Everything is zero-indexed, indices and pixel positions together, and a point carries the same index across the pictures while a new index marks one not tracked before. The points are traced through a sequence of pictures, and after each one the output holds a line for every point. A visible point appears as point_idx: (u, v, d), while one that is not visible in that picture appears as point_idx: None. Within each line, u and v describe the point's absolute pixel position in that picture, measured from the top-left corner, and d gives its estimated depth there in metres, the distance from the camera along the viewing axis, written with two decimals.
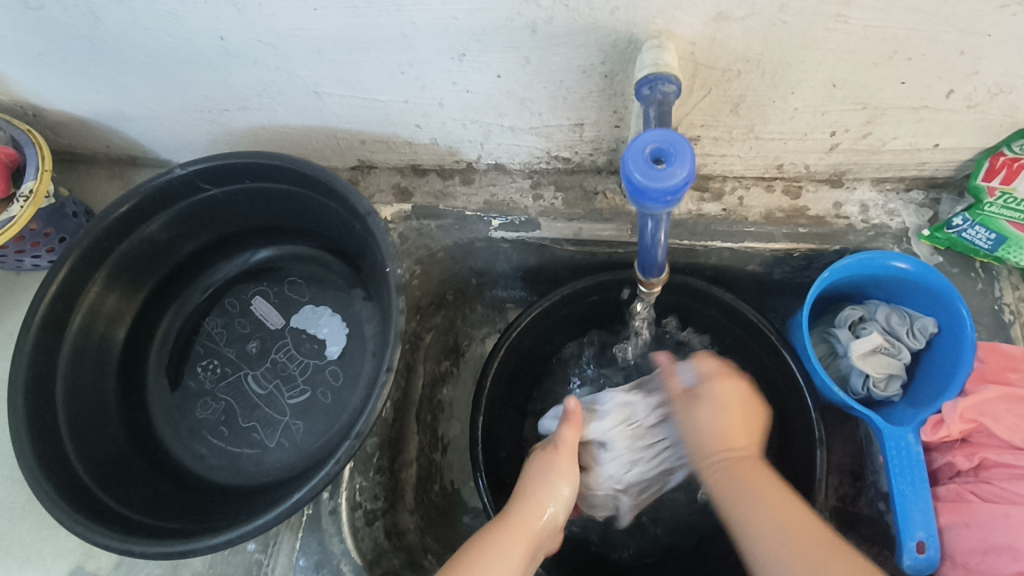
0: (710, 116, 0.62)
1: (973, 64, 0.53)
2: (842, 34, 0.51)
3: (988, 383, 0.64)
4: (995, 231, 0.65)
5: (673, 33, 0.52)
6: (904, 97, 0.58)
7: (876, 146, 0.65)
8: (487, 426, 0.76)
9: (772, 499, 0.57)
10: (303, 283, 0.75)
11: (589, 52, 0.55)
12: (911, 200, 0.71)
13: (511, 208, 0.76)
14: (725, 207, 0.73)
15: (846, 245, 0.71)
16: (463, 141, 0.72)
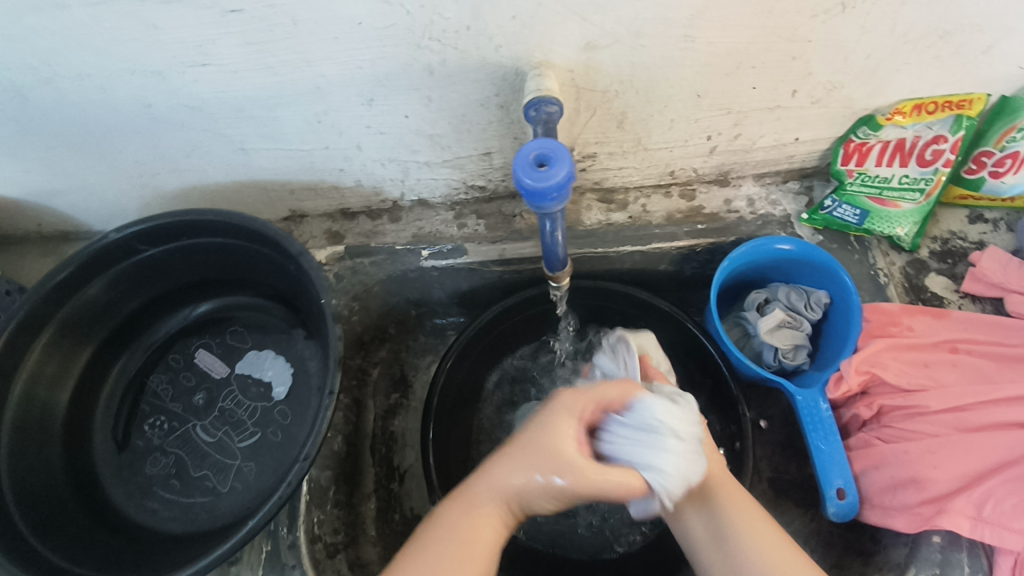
0: (601, 133, 0.71)
1: (806, 66, 0.62)
2: (692, 51, 0.59)
3: (875, 338, 0.72)
4: (859, 207, 0.76)
5: (552, 63, 0.59)
6: (759, 101, 0.67)
7: (748, 145, 0.74)
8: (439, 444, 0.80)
9: (748, 511, 0.56)
10: (246, 331, 0.78)
11: (483, 87, 0.62)
12: (789, 189, 0.81)
13: (438, 238, 0.82)
14: (631, 215, 0.81)
15: (740, 236, 0.80)
16: (386, 180, 0.78)
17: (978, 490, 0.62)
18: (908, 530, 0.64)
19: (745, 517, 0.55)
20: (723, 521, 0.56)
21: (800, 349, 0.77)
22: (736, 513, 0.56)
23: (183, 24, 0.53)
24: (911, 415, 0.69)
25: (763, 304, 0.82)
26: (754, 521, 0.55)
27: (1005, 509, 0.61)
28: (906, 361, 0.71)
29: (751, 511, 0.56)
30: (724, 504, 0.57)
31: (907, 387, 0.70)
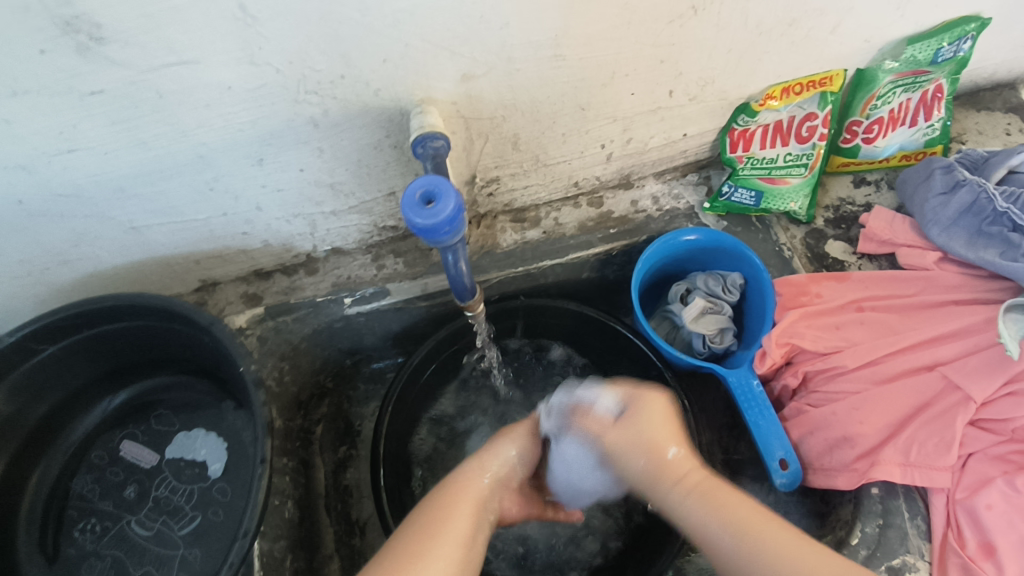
0: (499, 157, 0.72)
1: (675, 67, 0.65)
2: (566, 68, 0.61)
3: (790, 310, 0.76)
4: (753, 189, 0.80)
5: (433, 98, 0.60)
6: (641, 106, 0.70)
7: (642, 147, 0.77)
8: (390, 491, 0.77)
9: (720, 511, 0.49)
10: (173, 413, 0.75)
11: (372, 130, 0.62)
12: (689, 182, 0.85)
13: (357, 283, 0.81)
14: (545, 230, 0.83)
15: (651, 233, 0.82)
16: (295, 235, 0.77)
17: (902, 436, 0.66)
18: (849, 488, 0.67)
19: (719, 513, 0.48)
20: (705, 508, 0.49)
21: (725, 333, 0.80)
22: (715, 514, 0.48)
23: (43, 112, 0.51)
24: (833, 377, 0.72)
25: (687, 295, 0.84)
26: (725, 508, 0.49)
27: (927, 450, 0.65)
28: (819, 327, 0.74)
29: (724, 497, 0.50)
30: (724, 513, 0.48)
31: (825, 350, 0.73)
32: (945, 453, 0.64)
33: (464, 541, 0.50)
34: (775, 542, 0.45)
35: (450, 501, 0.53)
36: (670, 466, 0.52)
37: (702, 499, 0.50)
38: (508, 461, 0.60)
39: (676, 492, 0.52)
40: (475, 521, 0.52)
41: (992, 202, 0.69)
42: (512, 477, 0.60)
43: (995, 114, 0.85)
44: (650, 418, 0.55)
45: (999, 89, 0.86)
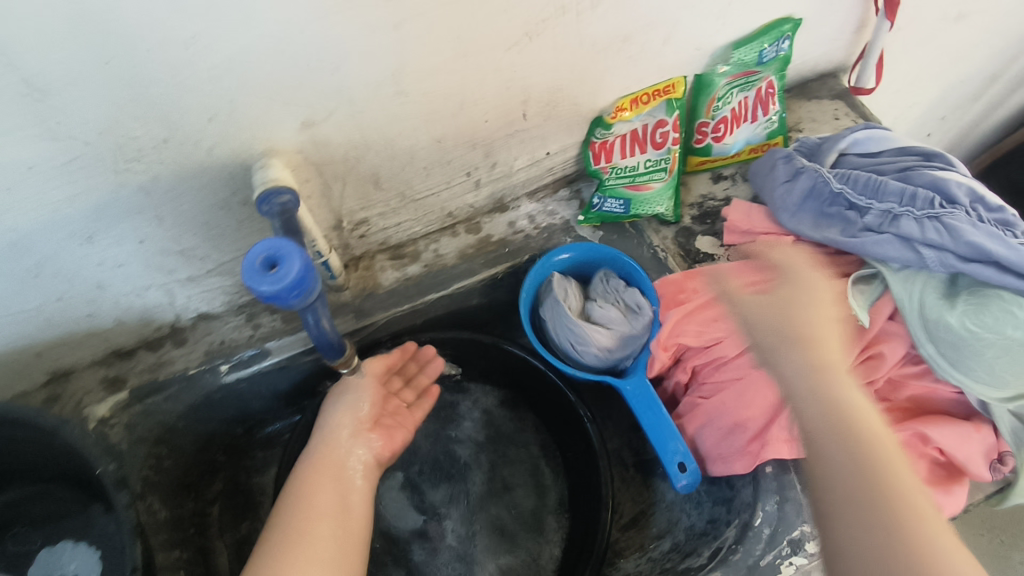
0: (362, 198, 0.70)
1: (523, 91, 0.66)
2: (412, 103, 0.60)
3: (673, 310, 0.77)
4: (620, 198, 0.82)
5: (275, 149, 0.57)
6: (497, 130, 0.70)
7: (508, 170, 0.78)
8: None
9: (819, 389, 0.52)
10: (33, 528, 0.67)
11: (215, 189, 0.58)
12: (562, 197, 0.86)
13: (233, 347, 0.76)
14: (426, 263, 0.81)
15: (532, 253, 0.83)
16: (152, 308, 0.71)
17: (783, 415, 0.71)
18: (746, 471, 0.71)
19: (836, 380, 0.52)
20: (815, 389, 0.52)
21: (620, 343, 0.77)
22: (820, 382, 0.52)
23: None
24: (717, 367, 0.76)
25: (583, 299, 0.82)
26: (844, 383, 0.52)
27: None
28: (699, 321, 0.77)
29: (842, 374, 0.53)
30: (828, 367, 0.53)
31: (707, 343, 0.76)
32: None
33: (331, 492, 0.65)
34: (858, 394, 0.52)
35: (311, 465, 0.67)
36: (782, 336, 0.56)
37: (829, 380, 0.52)
38: (339, 432, 0.71)
39: (799, 338, 0.56)
40: (336, 476, 0.67)
41: (828, 184, 0.75)
42: (355, 425, 0.72)
43: (824, 101, 0.93)
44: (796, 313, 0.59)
45: (824, 78, 0.95)
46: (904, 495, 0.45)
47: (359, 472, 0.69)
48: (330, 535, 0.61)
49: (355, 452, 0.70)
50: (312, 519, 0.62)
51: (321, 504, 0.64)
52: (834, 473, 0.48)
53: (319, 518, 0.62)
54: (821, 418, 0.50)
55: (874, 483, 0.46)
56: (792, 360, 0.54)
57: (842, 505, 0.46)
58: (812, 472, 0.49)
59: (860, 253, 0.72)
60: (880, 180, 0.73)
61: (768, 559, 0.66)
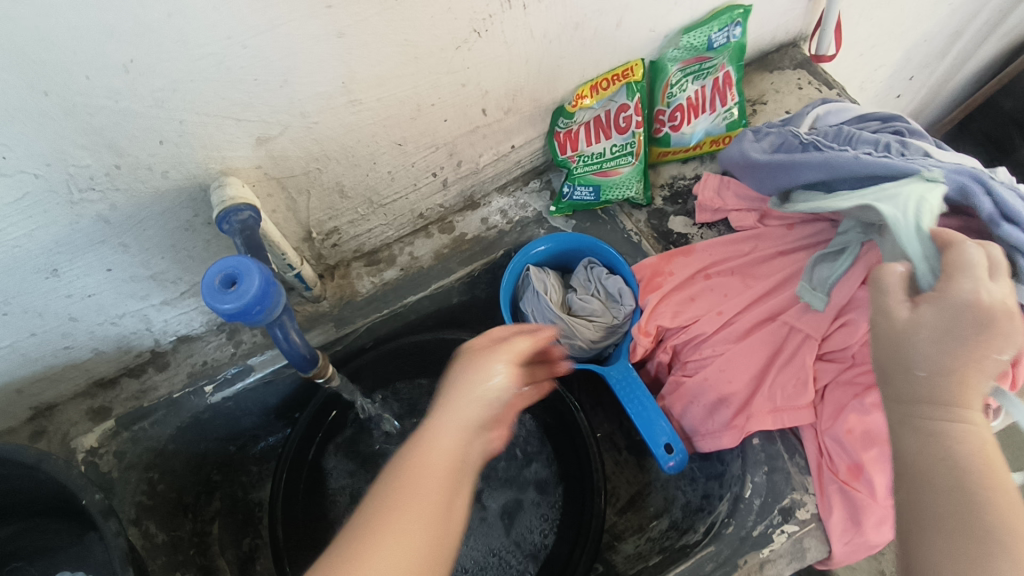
0: (329, 208, 0.70)
1: (478, 88, 0.66)
2: (367, 110, 0.60)
3: (650, 294, 0.78)
4: (589, 184, 0.82)
5: (233, 167, 0.57)
6: (457, 129, 0.70)
7: (474, 167, 0.78)
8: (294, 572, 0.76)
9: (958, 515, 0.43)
10: (30, 562, 0.68)
11: (177, 212, 0.58)
12: (533, 190, 0.86)
13: (216, 367, 0.76)
14: (402, 267, 0.81)
15: (507, 247, 0.83)
16: (129, 335, 0.71)
17: (765, 387, 0.71)
18: (734, 444, 0.71)
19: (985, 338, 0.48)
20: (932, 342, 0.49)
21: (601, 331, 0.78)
22: (964, 321, 0.48)
23: None
24: (698, 346, 0.77)
25: (563, 290, 0.83)
26: (983, 333, 0.47)
27: (787, 394, 0.70)
28: (676, 302, 0.77)
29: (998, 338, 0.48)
30: (989, 300, 0.48)
31: (685, 323, 0.77)
32: (804, 392, 0.70)
33: (442, 477, 0.47)
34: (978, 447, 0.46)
35: (410, 470, 0.47)
36: (916, 309, 0.51)
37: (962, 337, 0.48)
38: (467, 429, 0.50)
39: (904, 314, 0.51)
40: (434, 477, 0.46)
41: (798, 139, 0.73)
42: (488, 415, 0.51)
43: (786, 72, 0.93)
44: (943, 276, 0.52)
45: (785, 48, 0.95)
46: (987, 507, 0.43)
47: (467, 486, 0.48)
48: (416, 537, 0.43)
49: (473, 448, 0.50)
50: (403, 509, 0.44)
51: (419, 497, 0.45)
52: (926, 492, 0.45)
53: (413, 502, 0.44)
54: (913, 450, 0.48)
55: (970, 505, 0.43)
56: (935, 300, 0.50)
57: (927, 527, 0.44)
58: (907, 478, 0.47)
59: (848, 170, 0.66)
60: (851, 132, 0.73)
61: (761, 529, 0.66)
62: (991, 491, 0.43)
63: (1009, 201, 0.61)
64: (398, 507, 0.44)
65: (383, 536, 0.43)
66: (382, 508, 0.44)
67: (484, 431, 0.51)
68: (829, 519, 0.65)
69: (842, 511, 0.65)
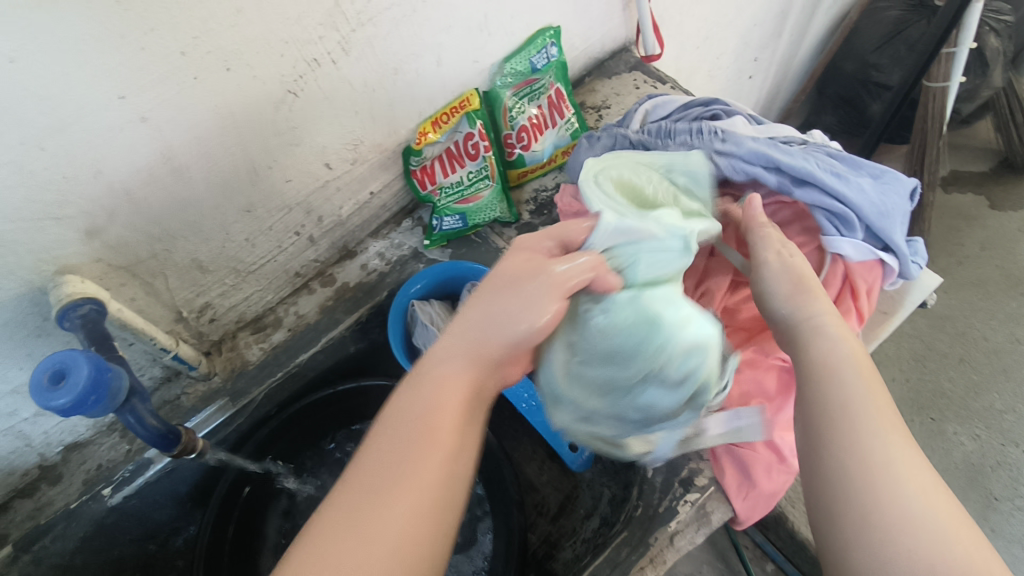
0: (194, 284, 0.71)
1: (313, 143, 0.69)
2: (197, 184, 0.62)
3: None
4: (455, 214, 0.85)
5: (72, 265, 0.58)
6: (304, 186, 0.73)
7: (337, 218, 0.81)
8: None
9: (925, 492, 0.44)
10: None
11: (27, 319, 0.59)
12: (405, 228, 0.89)
13: (110, 468, 0.74)
14: (290, 327, 0.82)
15: (389, 287, 0.85)
16: (7, 453, 0.70)
17: None
18: None
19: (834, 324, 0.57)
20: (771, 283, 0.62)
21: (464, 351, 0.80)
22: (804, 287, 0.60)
23: None
24: None
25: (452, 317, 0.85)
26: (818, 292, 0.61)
27: None
28: None
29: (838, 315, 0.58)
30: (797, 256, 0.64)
31: None
32: None
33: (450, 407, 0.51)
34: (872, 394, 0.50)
35: (440, 380, 0.52)
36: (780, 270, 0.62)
37: (807, 326, 0.57)
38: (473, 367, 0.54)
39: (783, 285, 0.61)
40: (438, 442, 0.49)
41: (627, 137, 0.81)
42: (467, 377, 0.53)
43: (623, 75, 1.00)
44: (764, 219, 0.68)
45: (618, 54, 1.02)
46: (933, 506, 0.43)
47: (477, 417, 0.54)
48: (426, 498, 0.46)
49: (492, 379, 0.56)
50: (415, 463, 0.47)
51: (415, 477, 0.47)
52: (898, 496, 0.43)
53: (399, 463, 0.47)
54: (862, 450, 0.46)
55: (921, 491, 0.44)
56: (778, 264, 0.63)
57: (908, 522, 0.42)
58: (848, 484, 0.45)
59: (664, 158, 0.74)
60: (668, 126, 0.80)
61: (666, 503, 0.69)
62: (935, 484, 0.44)
63: (794, 166, 0.70)
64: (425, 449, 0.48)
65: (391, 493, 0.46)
66: (401, 469, 0.47)
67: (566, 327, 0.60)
68: (724, 478, 0.69)
69: (733, 469, 0.69)
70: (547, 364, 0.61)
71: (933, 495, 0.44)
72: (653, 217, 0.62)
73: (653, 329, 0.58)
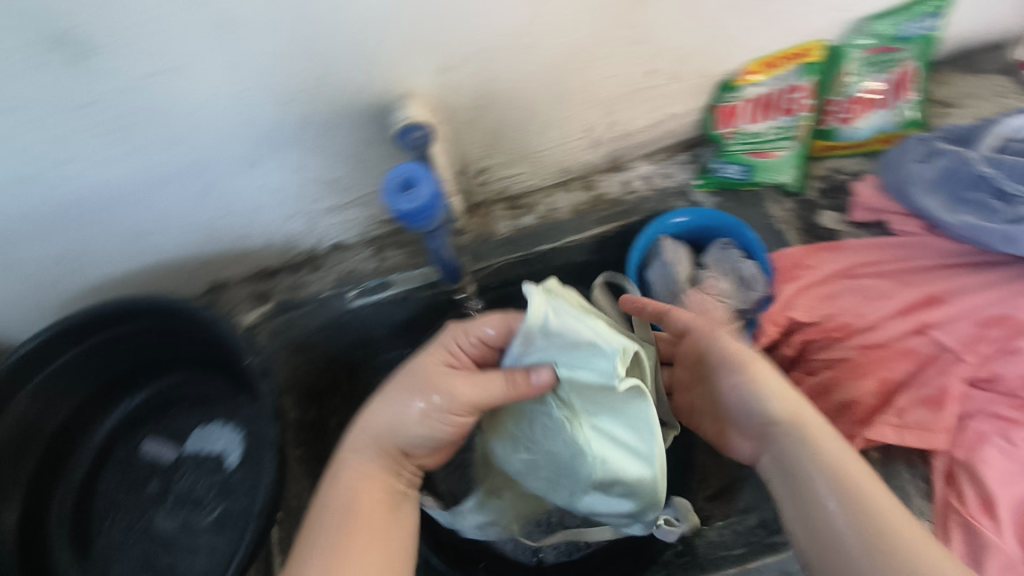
0: (488, 146, 0.74)
1: (651, 46, 0.67)
2: (540, 54, 0.63)
3: (785, 284, 0.77)
4: (741, 164, 0.80)
5: (416, 91, 0.62)
6: (619, 88, 0.71)
7: (628, 129, 0.79)
8: None
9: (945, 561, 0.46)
10: (190, 410, 0.79)
11: (364, 126, 0.65)
12: (679, 162, 0.85)
13: (360, 277, 0.84)
14: (540, 216, 0.84)
15: (644, 214, 0.84)
16: (297, 232, 0.79)
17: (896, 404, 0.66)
18: None
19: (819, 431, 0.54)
20: (743, 394, 0.59)
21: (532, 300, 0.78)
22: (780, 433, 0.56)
23: (46, 125, 0.54)
24: (825, 345, 0.73)
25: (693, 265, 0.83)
26: (800, 428, 0.55)
27: (919, 414, 0.65)
28: (812, 297, 0.76)
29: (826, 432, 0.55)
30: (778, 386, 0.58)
31: (816, 319, 0.74)
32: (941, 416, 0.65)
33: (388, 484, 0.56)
34: (879, 496, 0.49)
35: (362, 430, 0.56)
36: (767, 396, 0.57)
37: (791, 430, 0.55)
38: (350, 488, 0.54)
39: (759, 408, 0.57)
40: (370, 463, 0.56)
41: (972, 169, 0.73)
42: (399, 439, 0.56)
43: (988, 76, 0.85)
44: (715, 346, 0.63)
45: (992, 51, 0.86)
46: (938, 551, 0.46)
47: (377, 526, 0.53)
48: (376, 527, 0.53)
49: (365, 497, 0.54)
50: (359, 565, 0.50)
51: (360, 502, 0.54)
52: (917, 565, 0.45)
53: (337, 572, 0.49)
54: (914, 543, 0.46)
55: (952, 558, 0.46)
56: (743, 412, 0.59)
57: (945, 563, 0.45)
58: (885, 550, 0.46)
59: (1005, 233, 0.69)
60: None
61: None
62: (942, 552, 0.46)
63: None
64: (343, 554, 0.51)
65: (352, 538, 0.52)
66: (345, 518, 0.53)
67: (402, 457, 0.57)
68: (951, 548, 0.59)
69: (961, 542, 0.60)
70: (498, 440, 0.64)
71: (935, 541, 0.48)
72: (587, 323, 0.51)
73: (578, 458, 0.58)
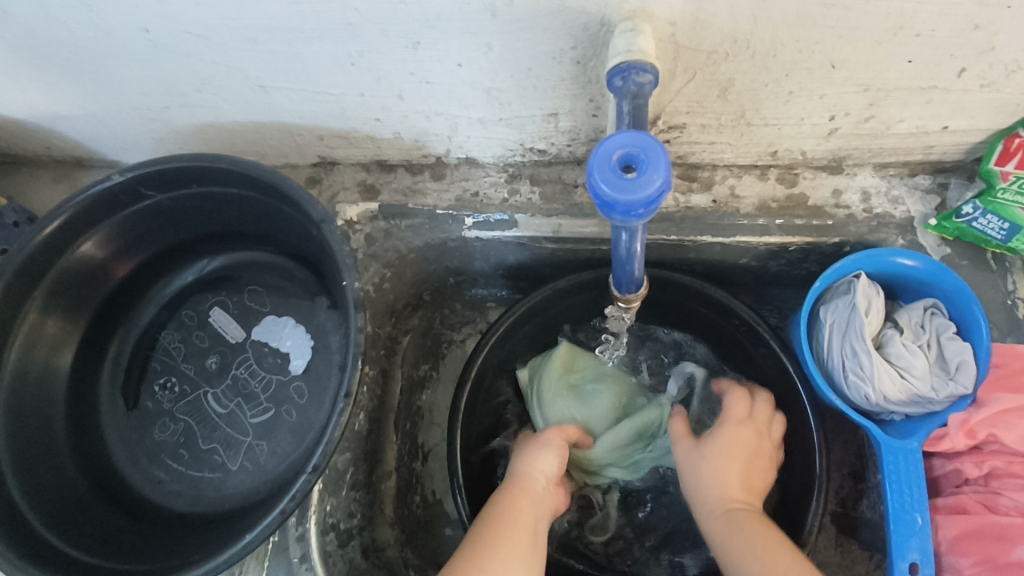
0: (696, 102, 0.56)
1: (990, 39, 0.47)
2: (841, 9, 0.45)
3: (1001, 391, 0.60)
4: (1008, 220, 0.60)
5: (649, 13, 0.46)
6: (906, 78, 0.52)
7: (879, 129, 0.59)
8: (466, 448, 0.72)
9: (768, 557, 0.53)
10: (267, 293, 0.70)
11: (558, 36, 0.49)
12: (917, 186, 0.66)
13: (484, 204, 0.69)
14: (715, 198, 0.67)
15: (846, 237, 0.65)
16: (429, 134, 0.66)
17: None
18: None
19: (737, 547, 0.56)
20: (705, 481, 0.62)
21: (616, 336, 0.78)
22: (735, 449, 0.64)
23: None
24: None
25: (883, 320, 0.66)
26: (745, 446, 0.65)
27: None
28: None
29: (758, 530, 0.57)
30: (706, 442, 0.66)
31: None
32: None
33: (538, 523, 0.60)
34: (760, 551, 0.54)
35: (528, 471, 0.65)
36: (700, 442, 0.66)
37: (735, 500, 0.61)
38: (533, 481, 0.63)
39: (693, 443, 0.66)
40: (534, 496, 0.62)
41: None
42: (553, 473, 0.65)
43: None
44: (746, 439, 0.65)
45: None
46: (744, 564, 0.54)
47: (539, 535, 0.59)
48: (524, 538, 0.57)
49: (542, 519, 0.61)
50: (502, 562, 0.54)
51: (518, 517, 0.58)
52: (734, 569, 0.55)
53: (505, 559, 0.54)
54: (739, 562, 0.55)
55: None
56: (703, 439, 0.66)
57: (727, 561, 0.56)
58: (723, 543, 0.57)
59: None
60: None
61: None
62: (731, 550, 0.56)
63: None
64: (496, 537, 0.56)
65: (501, 541, 0.56)
66: (499, 517, 0.58)
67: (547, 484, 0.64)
68: None
69: None
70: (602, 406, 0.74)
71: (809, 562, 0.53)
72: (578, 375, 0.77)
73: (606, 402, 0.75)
